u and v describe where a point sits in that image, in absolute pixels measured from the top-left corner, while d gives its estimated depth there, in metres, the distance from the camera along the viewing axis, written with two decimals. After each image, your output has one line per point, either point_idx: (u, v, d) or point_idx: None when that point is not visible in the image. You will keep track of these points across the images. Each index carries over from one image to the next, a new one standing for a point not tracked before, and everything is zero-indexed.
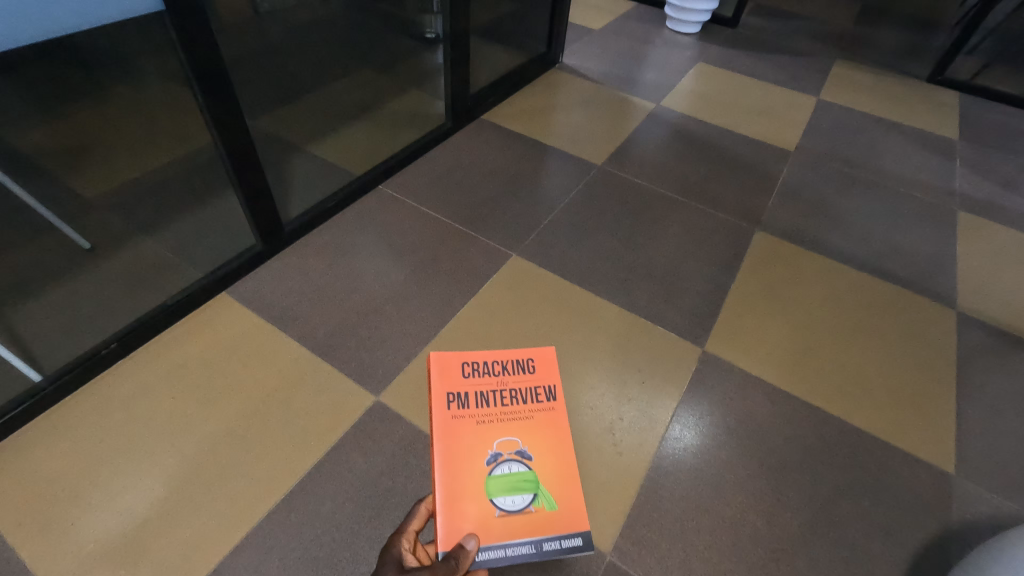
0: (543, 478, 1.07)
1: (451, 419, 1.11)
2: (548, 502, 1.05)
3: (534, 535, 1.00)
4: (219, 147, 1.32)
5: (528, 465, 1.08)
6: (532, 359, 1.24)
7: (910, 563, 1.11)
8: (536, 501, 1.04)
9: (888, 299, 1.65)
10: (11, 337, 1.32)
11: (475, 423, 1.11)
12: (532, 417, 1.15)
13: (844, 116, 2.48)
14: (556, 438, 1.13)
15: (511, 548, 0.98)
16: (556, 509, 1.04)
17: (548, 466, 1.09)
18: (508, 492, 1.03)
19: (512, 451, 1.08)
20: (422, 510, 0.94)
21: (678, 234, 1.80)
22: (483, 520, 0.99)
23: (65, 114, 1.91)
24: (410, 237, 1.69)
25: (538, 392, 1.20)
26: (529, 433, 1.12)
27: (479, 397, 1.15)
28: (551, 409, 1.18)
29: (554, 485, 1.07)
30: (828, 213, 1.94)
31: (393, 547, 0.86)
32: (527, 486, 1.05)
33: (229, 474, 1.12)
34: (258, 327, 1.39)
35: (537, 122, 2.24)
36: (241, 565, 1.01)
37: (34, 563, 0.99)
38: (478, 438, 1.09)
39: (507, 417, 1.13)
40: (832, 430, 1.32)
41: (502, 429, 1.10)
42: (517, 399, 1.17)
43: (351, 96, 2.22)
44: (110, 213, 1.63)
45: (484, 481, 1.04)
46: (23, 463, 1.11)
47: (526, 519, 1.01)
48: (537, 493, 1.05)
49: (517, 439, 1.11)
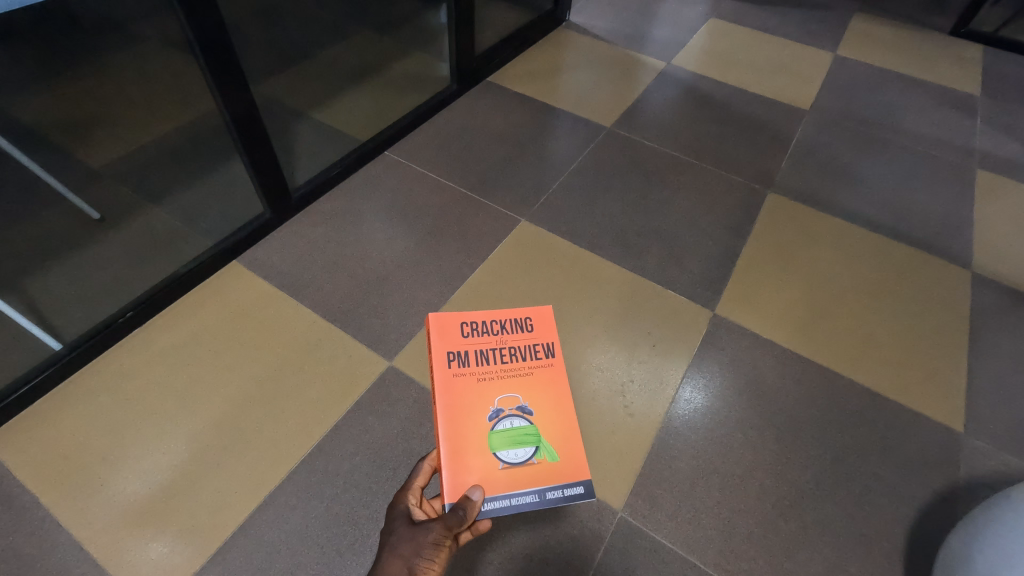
0: (545, 432, 1.10)
1: (452, 376, 1.13)
2: (550, 454, 1.08)
3: (536, 486, 1.03)
4: (222, 110, 1.32)
5: (529, 419, 1.11)
6: (530, 318, 1.25)
7: (914, 517, 1.14)
8: (538, 453, 1.07)
9: (903, 261, 1.62)
10: (34, 307, 1.37)
11: (476, 381, 1.13)
12: (532, 373, 1.18)
13: (863, 71, 2.39)
14: (556, 393, 1.16)
15: (515, 498, 1.01)
16: (557, 460, 1.07)
17: (549, 420, 1.12)
18: (511, 445, 1.06)
19: (513, 406, 1.12)
20: (427, 467, 1.00)
21: (688, 197, 1.78)
22: (487, 472, 1.03)
23: (71, 86, 1.91)
24: (418, 204, 1.69)
25: (538, 349, 1.22)
26: (529, 390, 1.16)
27: (480, 356, 1.17)
28: (551, 366, 1.20)
29: (555, 438, 1.10)
30: (843, 174, 1.90)
31: (400, 502, 0.93)
32: (529, 440, 1.08)
33: (248, 437, 1.17)
34: (270, 295, 1.42)
35: (543, 84, 2.19)
36: (266, 519, 1.07)
37: (69, 519, 1.06)
38: (481, 394, 1.11)
39: (507, 374, 1.16)
40: (841, 391, 1.32)
41: (503, 386, 1.13)
42: (517, 357, 1.19)
43: (355, 61, 2.19)
44: (120, 185, 1.65)
45: (487, 436, 1.07)
46: (52, 427, 1.17)
47: (529, 470, 1.04)
48: (539, 445, 1.08)
49: (517, 395, 1.14)
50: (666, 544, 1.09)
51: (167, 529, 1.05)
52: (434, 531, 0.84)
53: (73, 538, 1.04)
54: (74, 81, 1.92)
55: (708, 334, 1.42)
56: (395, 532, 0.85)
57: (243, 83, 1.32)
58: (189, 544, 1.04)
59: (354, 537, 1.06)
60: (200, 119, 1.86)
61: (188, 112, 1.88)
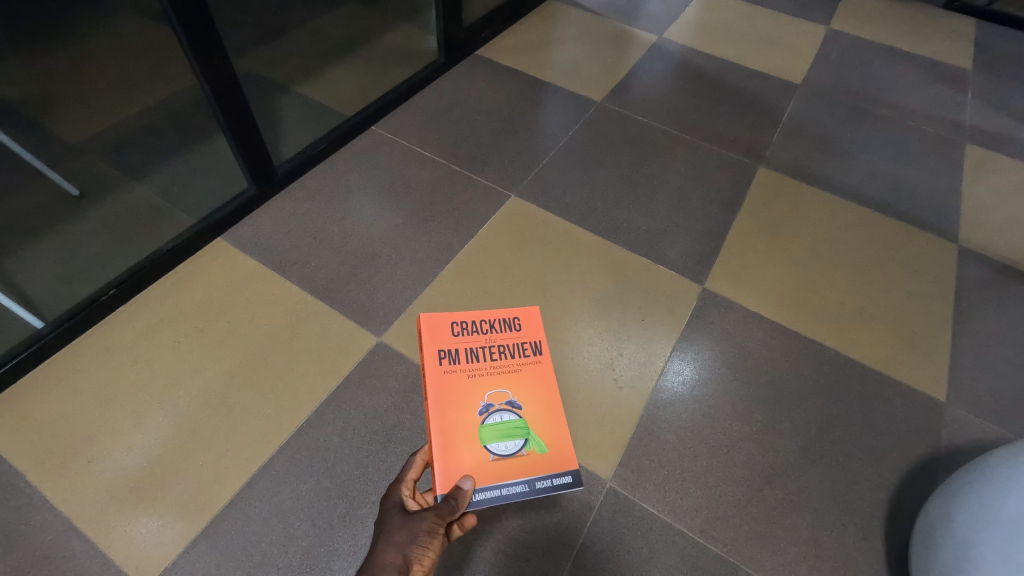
0: (532, 424, 1.11)
1: (443, 373, 1.15)
2: (539, 445, 1.09)
3: (526, 476, 1.05)
4: (202, 81, 1.28)
5: (518, 413, 1.12)
6: (518, 318, 1.28)
7: (896, 483, 1.16)
8: (526, 445, 1.08)
9: (892, 236, 1.63)
10: (14, 285, 1.34)
11: (466, 377, 1.14)
12: (520, 369, 1.19)
13: (856, 46, 2.36)
14: (544, 387, 1.17)
15: (505, 488, 1.02)
16: (545, 452, 1.08)
17: (538, 413, 1.13)
18: (501, 436, 1.08)
19: (503, 399, 1.13)
20: (420, 460, 0.98)
21: (679, 171, 1.77)
22: (477, 464, 1.04)
23: (45, 59, 1.84)
24: (407, 179, 1.67)
25: (525, 347, 1.24)
26: (518, 384, 1.17)
27: (470, 354, 1.18)
28: (538, 362, 1.22)
29: (543, 430, 1.11)
30: (834, 148, 1.89)
31: (394, 494, 0.92)
32: (518, 433, 1.09)
33: (236, 414, 1.17)
34: (256, 272, 1.40)
35: (533, 58, 2.15)
36: (256, 494, 1.07)
37: (56, 497, 1.05)
38: (471, 390, 1.12)
39: (497, 370, 1.17)
40: (827, 363, 1.34)
41: (492, 381, 1.15)
42: (505, 354, 1.21)
43: (339, 34, 2.13)
44: (99, 161, 1.61)
45: (477, 429, 1.07)
46: (35, 406, 1.15)
47: (519, 462, 1.06)
48: (525, 437, 1.09)
49: (506, 390, 1.15)
50: (654, 513, 1.11)
51: (157, 505, 1.05)
52: (428, 520, 0.85)
53: (62, 515, 1.03)
54: (47, 53, 1.86)
55: (697, 308, 1.43)
56: (389, 523, 0.85)
57: (223, 57, 1.28)
58: (179, 520, 1.04)
59: (346, 509, 1.07)
60: (180, 93, 1.81)
61: (167, 86, 1.82)
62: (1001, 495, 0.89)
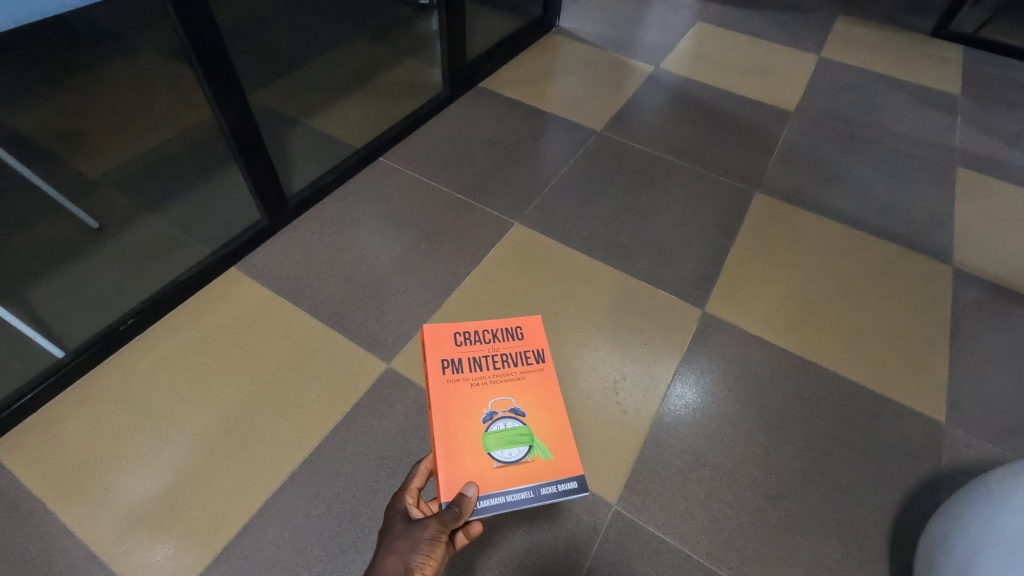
0: (535, 430, 1.13)
1: (447, 382, 1.17)
2: (543, 452, 1.10)
3: (531, 482, 1.05)
4: (219, 116, 1.34)
5: (520, 420, 1.14)
6: (520, 328, 1.32)
7: (898, 504, 1.18)
8: (530, 451, 1.09)
9: (887, 259, 1.66)
10: (35, 315, 1.39)
11: (470, 385, 1.17)
12: (523, 377, 1.22)
13: (847, 73, 2.44)
14: (547, 394, 1.20)
15: (510, 494, 1.02)
16: (550, 458, 1.09)
17: (541, 420, 1.15)
18: (505, 443, 1.09)
19: (507, 407, 1.16)
20: (423, 469, 1.01)
21: (677, 197, 1.82)
22: (482, 470, 1.05)
23: (68, 96, 1.93)
24: (413, 208, 1.72)
25: (528, 355, 1.28)
26: (520, 393, 1.19)
27: (474, 364, 1.21)
28: (540, 370, 1.25)
29: (547, 436, 1.12)
30: (828, 173, 1.95)
31: (398, 503, 0.94)
32: (522, 440, 1.11)
33: (250, 440, 1.20)
34: (269, 301, 1.45)
35: (534, 89, 2.23)
36: (269, 519, 1.10)
37: (74, 524, 1.07)
38: (474, 398, 1.15)
39: (499, 378, 1.20)
40: (827, 385, 1.37)
41: (496, 389, 1.17)
42: (508, 363, 1.24)
43: (348, 69, 2.22)
44: (119, 193, 1.67)
45: (481, 437, 1.09)
46: (55, 433, 1.19)
47: (523, 468, 1.06)
48: (528, 444, 1.10)
49: (509, 398, 1.17)
50: (659, 536, 1.12)
51: (172, 531, 1.08)
52: (430, 527, 0.86)
53: (80, 540, 1.06)
54: (70, 90, 1.94)
55: (698, 331, 1.46)
56: (393, 531, 0.87)
57: (240, 94, 1.35)
58: (193, 545, 1.06)
59: (357, 534, 1.09)
60: (196, 127, 1.89)
61: (183, 121, 1.90)
62: (998, 512, 0.91)
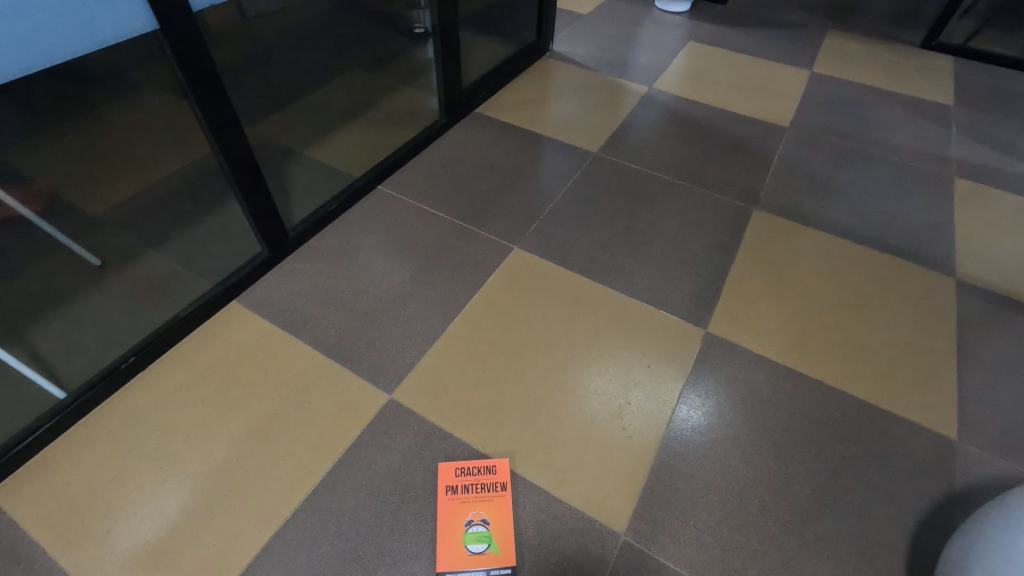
0: (498, 527, 1.13)
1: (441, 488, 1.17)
2: (495, 548, 1.10)
3: (483, 564, 1.08)
4: (218, 151, 1.36)
5: (488, 519, 1.14)
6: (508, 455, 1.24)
7: (913, 526, 1.15)
8: (490, 547, 1.10)
9: (890, 273, 1.66)
10: (37, 355, 1.39)
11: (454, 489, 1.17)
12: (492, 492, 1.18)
13: (840, 87, 2.46)
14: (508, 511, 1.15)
15: (461, 574, 1.06)
16: (498, 553, 1.09)
17: (499, 527, 1.13)
18: (475, 537, 1.10)
19: (483, 506, 1.15)
20: None
21: (675, 217, 1.82)
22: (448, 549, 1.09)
23: (71, 135, 1.95)
24: (413, 235, 1.73)
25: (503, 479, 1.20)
26: (492, 500, 1.16)
27: (463, 467, 1.21)
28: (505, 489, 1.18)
29: (501, 535, 1.12)
30: (826, 188, 1.95)
31: None
32: (483, 535, 1.11)
33: (252, 479, 1.18)
34: (270, 334, 1.45)
35: (529, 113, 2.25)
36: (272, 559, 1.08)
37: (75, 569, 1.06)
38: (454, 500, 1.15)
39: (480, 489, 1.17)
40: (835, 403, 1.35)
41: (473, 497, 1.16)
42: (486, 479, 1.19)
43: (346, 99, 2.25)
44: (121, 230, 1.69)
45: (452, 526, 1.12)
46: (57, 475, 1.18)
47: (476, 557, 1.08)
48: (491, 541, 1.11)
49: (483, 502, 1.16)
50: (670, 566, 1.09)
51: (174, 575, 1.06)
52: None
53: None
54: (74, 130, 1.97)
55: (702, 352, 1.45)
56: None
57: (237, 129, 1.37)
58: None
59: (361, 573, 1.06)
60: (198, 163, 1.91)
61: (185, 156, 1.93)
62: (1014, 537, 0.89)
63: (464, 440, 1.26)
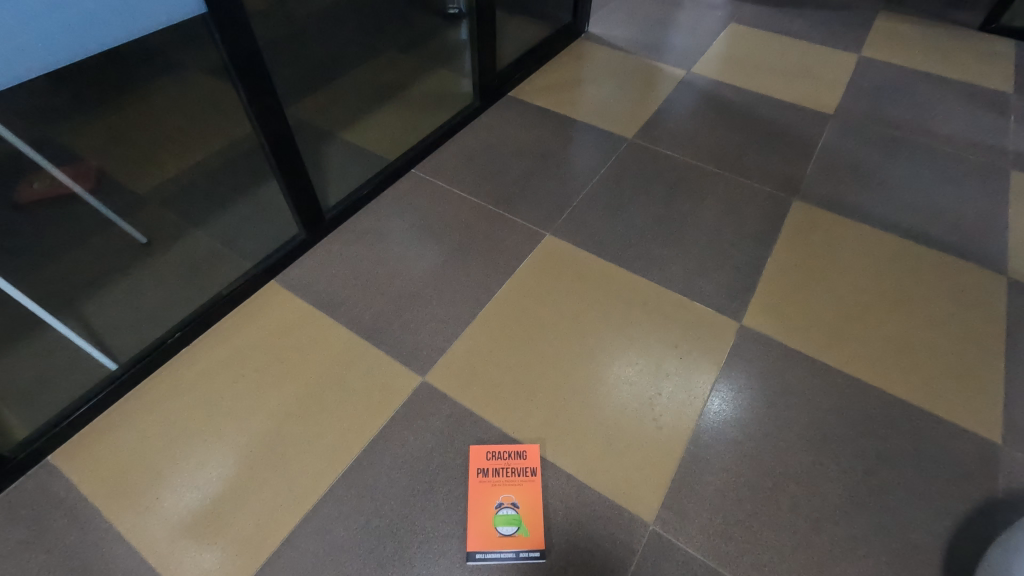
0: (528, 510, 1.15)
1: (468, 475, 1.20)
2: (524, 530, 1.12)
3: (512, 546, 1.10)
4: (259, 133, 1.38)
5: (517, 502, 1.16)
6: (529, 434, 1.27)
7: (951, 530, 1.13)
8: (519, 529, 1.12)
9: (937, 269, 1.59)
10: (89, 327, 1.45)
11: (482, 474, 1.19)
12: (520, 475, 1.19)
13: (889, 72, 2.35)
14: (536, 493, 1.17)
15: (492, 554, 1.09)
16: (527, 535, 1.12)
17: (528, 508, 1.15)
18: (504, 520, 1.13)
19: (511, 490, 1.17)
20: None
21: (711, 207, 1.79)
22: (479, 531, 1.11)
23: (116, 114, 2.01)
24: (445, 219, 1.74)
25: (528, 462, 1.22)
26: (521, 483, 1.18)
27: (494, 451, 1.23)
28: (535, 473, 1.20)
29: (531, 517, 1.14)
30: (870, 178, 1.88)
31: None
32: (512, 518, 1.13)
33: (291, 453, 1.23)
34: (307, 314, 1.48)
35: (563, 97, 2.22)
36: (311, 530, 1.12)
37: (128, 532, 1.12)
38: (484, 484, 1.18)
39: (509, 472, 1.20)
40: (872, 402, 1.32)
41: (502, 482, 1.18)
42: (512, 462, 1.21)
43: (380, 81, 2.25)
44: (164, 209, 1.74)
45: (482, 511, 1.14)
46: (109, 442, 1.24)
47: (507, 539, 1.11)
48: (520, 523, 1.13)
49: (511, 485, 1.18)
50: (698, 557, 1.10)
51: (219, 541, 1.11)
52: None
53: (132, 549, 1.10)
54: (119, 109, 2.02)
55: (735, 346, 1.43)
56: None
57: (279, 111, 1.39)
58: (238, 555, 1.09)
59: (394, 548, 1.10)
60: (237, 144, 1.95)
61: (225, 137, 1.96)
62: None
63: (494, 425, 1.28)
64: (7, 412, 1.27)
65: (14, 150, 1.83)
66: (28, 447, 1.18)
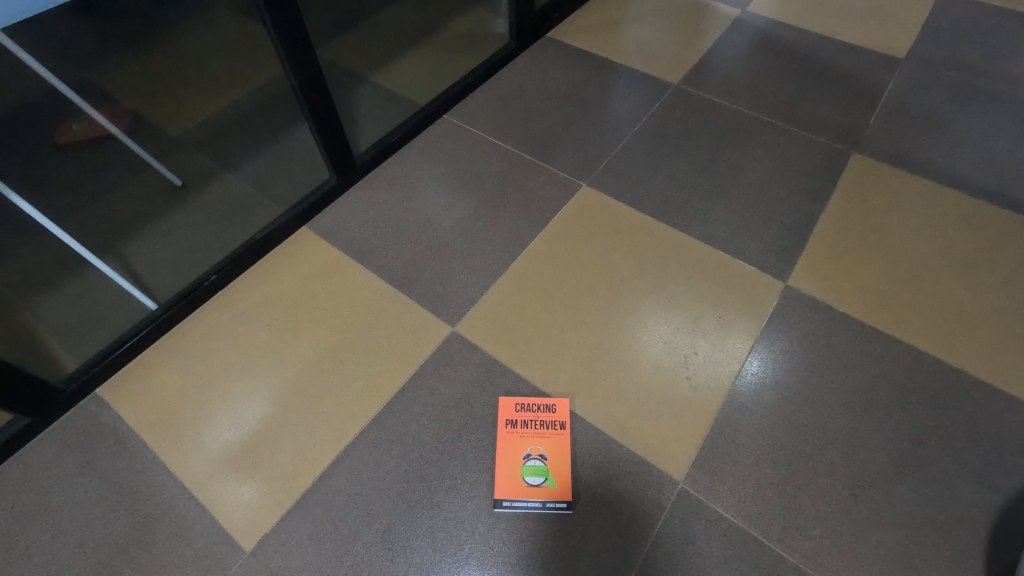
0: (555, 462, 1.15)
1: (498, 429, 1.19)
2: (551, 482, 1.12)
3: (540, 496, 1.11)
4: (289, 72, 1.33)
5: (545, 454, 1.16)
6: (558, 390, 1.25)
7: (1000, 505, 1.07)
8: (547, 481, 1.12)
9: (1008, 231, 1.46)
10: (130, 267, 1.48)
11: (511, 428, 1.19)
12: (549, 431, 1.18)
13: (973, 11, 2.11)
14: (563, 448, 1.17)
15: (519, 503, 1.10)
16: (554, 487, 1.12)
17: (556, 462, 1.15)
18: (532, 470, 1.13)
19: (539, 442, 1.17)
20: None
21: (761, 159, 1.67)
22: (507, 482, 1.12)
23: (148, 54, 1.98)
24: (477, 167, 1.68)
25: (555, 418, 1.20)
26: (549, 437, 1.18)
27: (523, 404, 1.22)
28: (562, 429, 1.19)
29: (558, 470, 1.14)
30: (941, 131, 1.71)
31: None
32: (539, 470, 1.13)
33: (323, 396, 1.25)
34: (338, 261, 1.47)
35: (605, 38, 2.08)
36: (342, 471, 1.15)
37: (172, 463, 1.17)
38: (512, 439, 1.17)
39: (537, 427, 1.19)
40: (925, 370, 1.24)
41: (530, 436, 1.18)
42: (540, 418, 1.20)
43: (413, 21, 2.15)
44: (197, 151, 1.74)
45: (511, 463, 1.14)
46: (152, 379, 1.29)
47: (534, 490, 1.11)
48: (548, 475, 1.13)
49: (539, 439, 1.17)
50: (727, 517, 1.08)
51: (256, 475, 1.15)
52: None
53: (176, 479, 1.15)
54: (149, 49, 2.00)
55: (779, 307, 1.36)
56: None
57: (308, 49, 1.32)
58: (273, 490, 1.13)
59: (424, 491, 1.12)
60: (267, 86, 1.91)
61: (257, 79, 1.93)
62: None
63: (525, 378, 1.27)
64: (58, 345, 1.32)
65: (53, 91, 1.84)
66: (79, 380, 1.24)
